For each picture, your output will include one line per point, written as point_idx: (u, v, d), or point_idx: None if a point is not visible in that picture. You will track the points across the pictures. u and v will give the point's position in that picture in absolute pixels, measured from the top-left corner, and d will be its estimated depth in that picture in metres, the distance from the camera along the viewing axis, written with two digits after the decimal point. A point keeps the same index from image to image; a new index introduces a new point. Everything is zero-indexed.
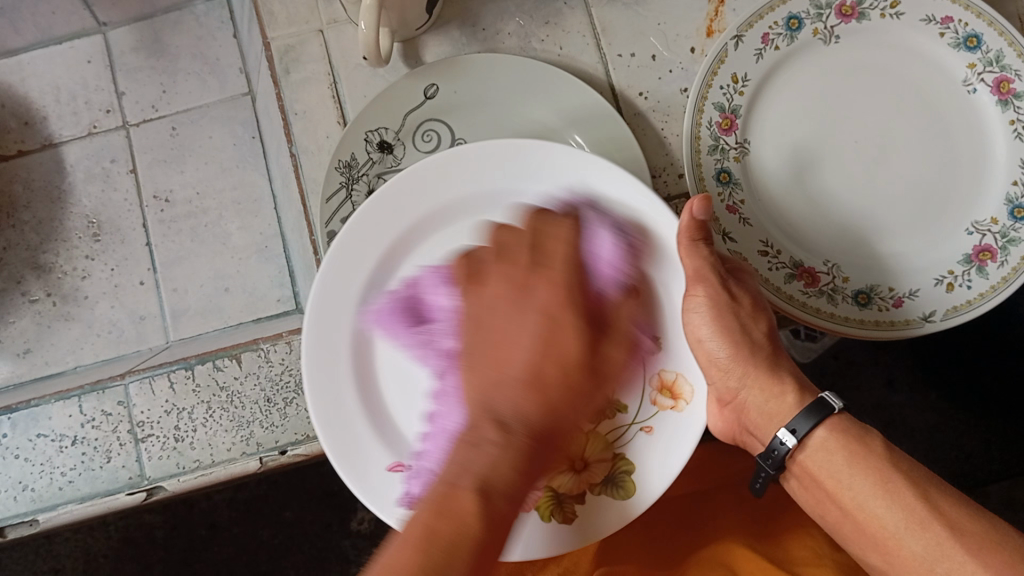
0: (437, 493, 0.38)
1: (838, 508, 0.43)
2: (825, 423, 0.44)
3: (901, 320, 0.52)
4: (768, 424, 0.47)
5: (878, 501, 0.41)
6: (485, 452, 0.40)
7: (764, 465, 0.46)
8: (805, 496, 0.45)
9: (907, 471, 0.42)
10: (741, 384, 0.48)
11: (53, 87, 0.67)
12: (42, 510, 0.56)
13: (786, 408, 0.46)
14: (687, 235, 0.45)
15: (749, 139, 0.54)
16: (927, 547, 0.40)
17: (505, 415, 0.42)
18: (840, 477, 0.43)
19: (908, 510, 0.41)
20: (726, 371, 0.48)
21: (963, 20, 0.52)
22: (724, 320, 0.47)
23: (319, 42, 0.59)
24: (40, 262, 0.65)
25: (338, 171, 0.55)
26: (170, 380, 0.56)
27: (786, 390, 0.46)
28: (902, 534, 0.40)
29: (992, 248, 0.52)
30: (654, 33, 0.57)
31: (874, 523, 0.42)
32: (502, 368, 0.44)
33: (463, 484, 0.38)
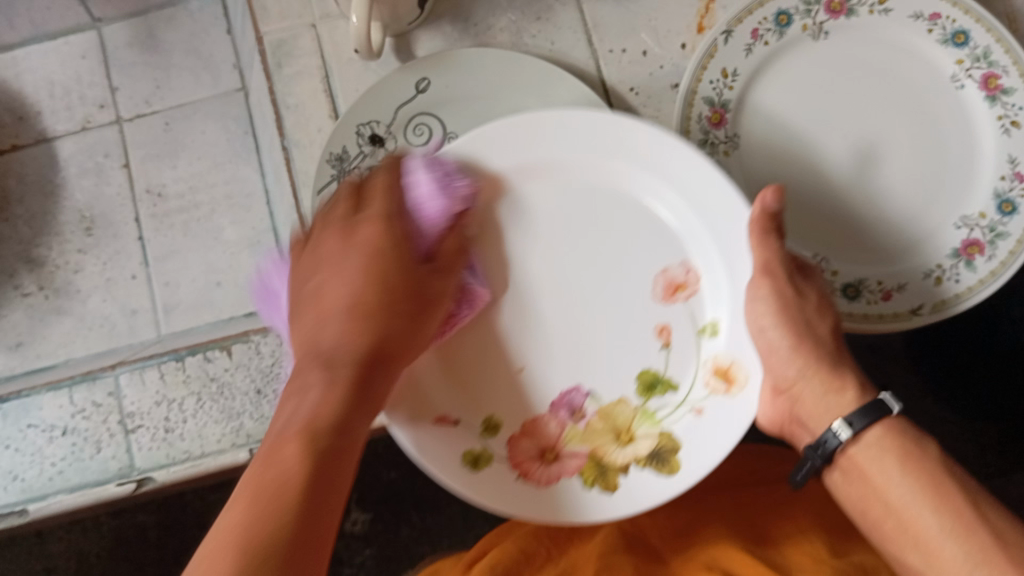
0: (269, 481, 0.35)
1: (879, 504, 0.42)
2: (882, 422, 0.43)
3: (891, 313, 0.53)
4: (820, 418, 0.45)
5: (923, 501, 0.41)
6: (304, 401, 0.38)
7: (811, 455, 0.45)
8: (843, 490, 0.44)
9: (956, 479, 0.41)
10: (801, 373, 0.46)
11: (47, 81, 0.67)
12: (32, 500, 0.56)
13: (846, 404, 0.44)
14: (757, 225, 0.44)
15: (738, 133, 0.54)
16: (969, 554, 0.39)
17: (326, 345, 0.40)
18: (891, 475, 0.42)
19: (955, 515, 0.40)
20: (796, 359, 0.46)
21: (950, 17, 0.53)
22: (788, 312, 0.45)
23: (311, 36, 0.59)
24: (32, 255, 0.65)
25: (329, 164, 0.55)
26: (159, 371, 0.57)
27: (847, 385, 0.45)
28: (942, 537, 0.40)
29: (981, 242, 0.52)
30: (645, 30, 0.58)
31: (917, 525, 0.41)
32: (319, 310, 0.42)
33: (303, 437, 0.36)
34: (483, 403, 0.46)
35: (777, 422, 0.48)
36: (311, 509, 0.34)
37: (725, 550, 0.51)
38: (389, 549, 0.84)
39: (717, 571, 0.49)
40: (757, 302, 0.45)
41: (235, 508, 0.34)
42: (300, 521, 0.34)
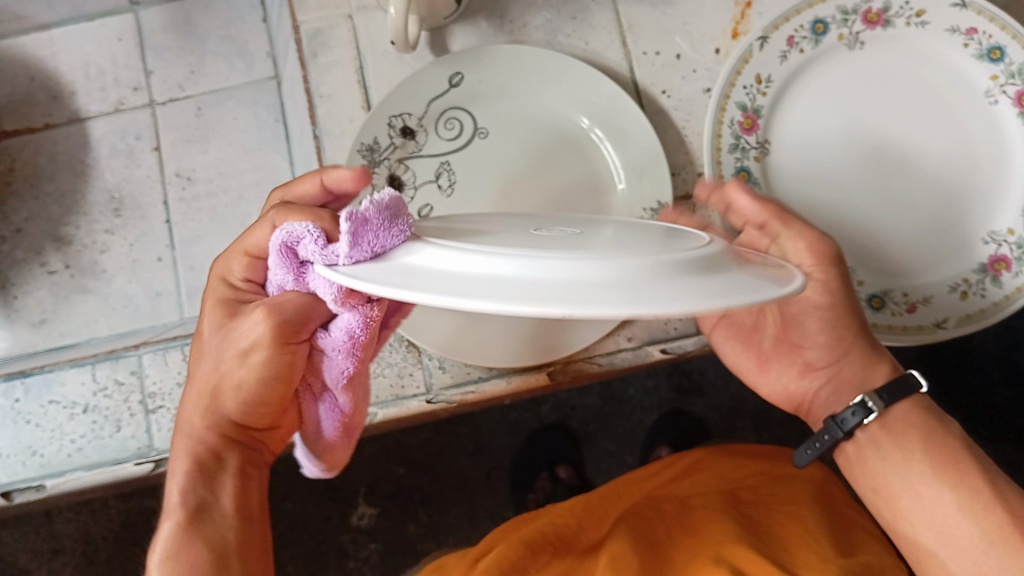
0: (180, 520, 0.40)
1: (896, 480, 0.43)
2: (908, 401, 0.44)
3: (915, 326, 0.52)
4: (846, 396, 0.46)
5: (940, 479, 0.41)
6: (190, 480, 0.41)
7: (832, 428, 0.44)
8: (860, 472, 0.45)
9: (975, 459, 0.42)
10: (845, 352, 0.46)
11: (82, 62, 0.68)
12: (49, 476, 0.55)
13: (880, 378, 0.45)
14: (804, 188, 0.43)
15: (769, 140, 0.55)
16: (986, 531, 0.39)
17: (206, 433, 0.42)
18: (912, 450, 0.42)
19: (973, 493, 0.40)
20: (833, 340, 0.46)
21: (986, 31, 0.52)
22: (839, 294, 0.44)
23: (347, 27, 0.60)
24: (59, 234, 0.65)
25: (359, 154, 0.54)
26: (183, 352, 0.57)
27: (882, 360, 0.46)
28: (957, 513, 0.40)
29: (1008, 258, 0.52)
30: (680, 33, 0.58)
31: (936, 502, 0.41)
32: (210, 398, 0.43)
33: (207, 512, 0.41)
34: None
35: (795, 399, 0.50)
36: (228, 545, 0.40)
37: (731, 545, 0.50)
38: (395, 546, 0.87)
39: (724, 564, 0.48)
40: (799, 279, 0.44)
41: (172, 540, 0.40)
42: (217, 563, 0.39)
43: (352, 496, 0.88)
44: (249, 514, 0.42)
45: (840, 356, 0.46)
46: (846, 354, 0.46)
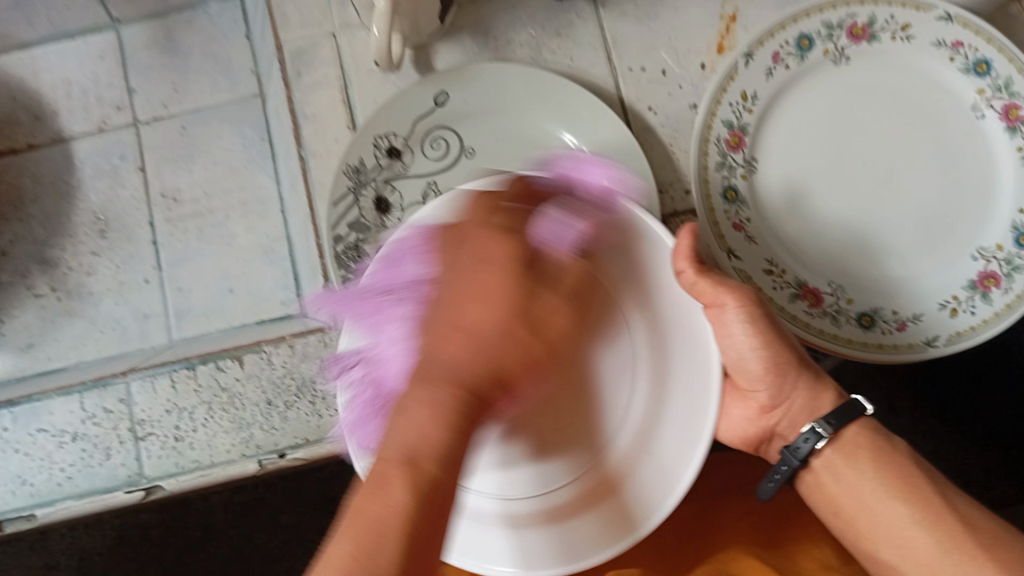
0: (374, 474, 0.35)
1: (851, 502, 0.43)
2: (858, 423, 0.44)
3: (905, 344, 0.52)
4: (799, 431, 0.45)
5: (893, 496, 0.42)
6: (415, 420, 0.36)
7: (787, 457, 0.44)
8: (818, 496, 0.44)
9: (927, 476, 0.42)
10: (791, 390, 0.45)
11: (65, 82, 0.67)
12: (40, 505, 0.56)
13: (825, 405, 0.44)
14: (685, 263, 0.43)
15: (756, 157, 0.54)
16: (941, 542, 0.40)
17: (443, 371, 0.38)
18: (863, 471, 0.42)
19: (927, 505, 0.41)
20: (776, 377, 0.44)
21: (973, 45, 0.53)
22: (766, 330, 0.44)
23: (330, 45, 0.59)
24: (45, 256, 0.65)
25: (346, 176, 0.55)
26: (171, 379, 0.57)
27: (825, 389, 0.45)
28: (913, 527, 0.41)
29: (998, 275, 0.52)
30: (665, 48, 0.58)
31: (889, 517, 0.41)
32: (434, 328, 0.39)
33: (395, 459, 0.35)
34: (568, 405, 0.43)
35: (751, 442, 0.48)
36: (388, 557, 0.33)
37: (736, 554, 0.49)
38: None
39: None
40: (730, 320, 0.44)
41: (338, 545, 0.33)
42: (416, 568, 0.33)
43: None
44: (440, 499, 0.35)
45: (786, 395, 0.45)
46: (791, 391, 0.45)
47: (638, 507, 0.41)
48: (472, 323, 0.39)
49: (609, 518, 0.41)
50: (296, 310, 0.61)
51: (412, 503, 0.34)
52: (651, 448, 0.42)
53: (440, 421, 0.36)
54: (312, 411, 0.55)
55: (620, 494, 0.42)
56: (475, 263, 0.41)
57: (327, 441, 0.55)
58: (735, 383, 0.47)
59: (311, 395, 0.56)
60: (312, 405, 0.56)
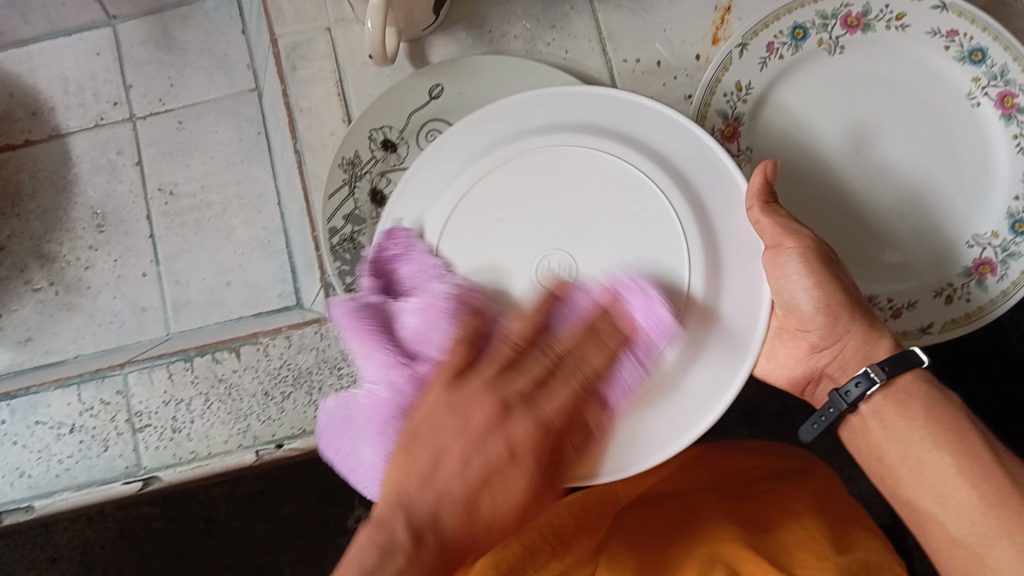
0: (370, 527, 0.35)
1: (896, 449, 0.43)
2: (911, 371, 0.44)
3: (900, 330, 0.53)
4: (849, 372, 0.46)
5: (939, 446, 0.42)
6: (429, 497, 0.36)
7: (836, 400, 0.44)
8: (863, 440, 0.45)
9: (976, 428, 0.42)
10: (845, 329, 0.46)
11: (61, 78, 0.68)
12: (38, 496, 0.56)
13: (881, 351, 0.45)
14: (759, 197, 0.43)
15: (752, 146, 0.54)
16: (983, 496, 0.40)
17: (518, 437, 0.37)
18: (910, 419, 0.43)
19: (972, 459, 0.41)
20: (828, 319, 0.46)
21: (967, 34, 0.52)
22: (822, 272, 0.45)
23: (326, 39, 0.59)
24: (43, 251, 0.65)
25: (340, 169, 0.55)
26: (168, 371, 0.57)
27: (883, 335, 0.45)
28: (958, 479, 0.41)
29: (992, 261, 0.53)
30: (660, 40, 0.58)
31: (933, 466, 0.42)
32: (465, 416, 0.37)
33: (397, 518, 0.35)
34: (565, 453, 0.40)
35: (798, 381, 0.50)
36: None
37: (731, 545, 0.49)
38: None
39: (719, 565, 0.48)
40: (788, 266, 0.44)
41: None
42: None
43: (349, 499, 0.82)
44: None
45: (839, 334, 0.46)
46: (846, 332, 0.46)
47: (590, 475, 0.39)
48: (515, 421, 0.37)
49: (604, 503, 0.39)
50: (294, 303, 0.62)
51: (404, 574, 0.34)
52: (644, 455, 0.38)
53: (442, 508, 0.36)
54: (309, 402, 0.56)
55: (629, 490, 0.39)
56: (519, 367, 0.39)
57: None
58: (784, 322, 0.49)
59: (308, 386, 0.56)
60: (308, 397, 0.56)
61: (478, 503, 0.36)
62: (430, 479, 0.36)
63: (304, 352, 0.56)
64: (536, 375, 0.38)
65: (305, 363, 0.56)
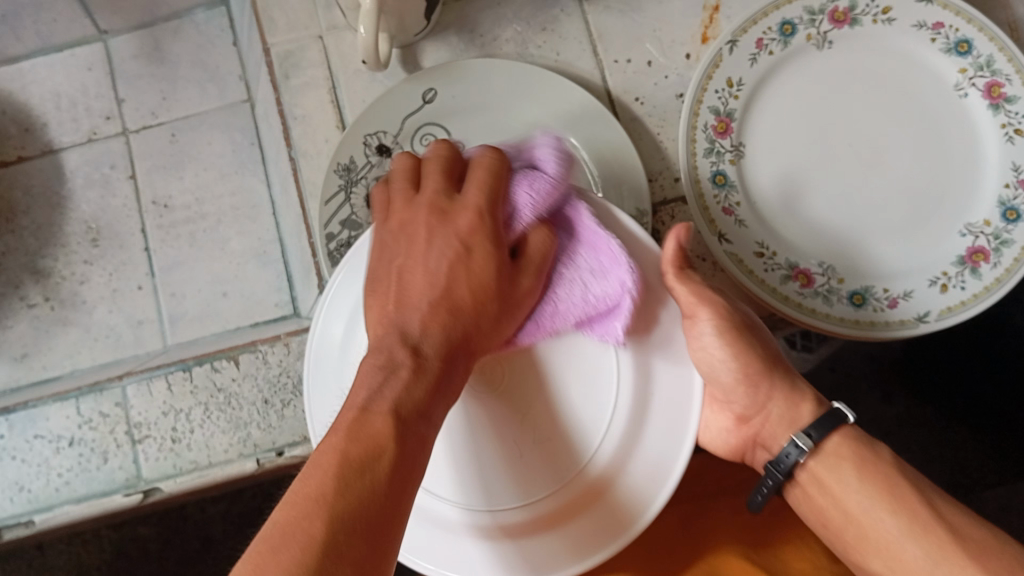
0: (347, 419, 0.34)
1: (839, 514, 0.43)
2: (840, 432, 0.44)
3: (897, 321, 0.52)
4: (778, 438, 0.46)
5: (881, 505, 0.41)
6: (397, 379, 0.35)
7: (772, 472, 0.45)
8: (807, 507, 0.45)
9: (911, 482, 0.42)
10: (767, 396, 0.46)
11: (53, 94, 0.68)
12: (39, 510, 0.56)
13: (802, 417, 0.45)
14: (673, 264, 0.43)
15: (743, 142, 0.55)
16: (929, 551, 0.39)
17: (422, 343, 0.37)
18: (846, 482, 0.42)
19: (912, 515, 0.41)
20: (750, 386, 0.47)
21: (953, 25, 0.53)
22: (741, 342, 0.46)
23: (318, 47, 0.60)
24: (38, 267, 0.65)
25: (336, 174, 0.55)
26: (167, 382, 0.57)
27: (804, 399, 0.46)
28: (904, 538, 0.40)
29: (986, 249, 0.52)
30: (650, 40, 0.58)
31: (875, 529, 0.41)
32: (407, 297, 0.39)
33: (376, 409, 0.34)
34: (613, 526, 0.40)
35: (737, 450, 0.50)
36: (377, 471, 0.32)
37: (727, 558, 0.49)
38: None
39: None
40: (703, 333, 0.45)
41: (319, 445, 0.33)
42: (358, 495, 0.31)
43: None
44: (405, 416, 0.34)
45: (763, 403, 0.47)
46: (769, 398, 0.46)
47: (626, 510, 0.40)
48: (461, 292, 0.38)
49: (591, 528, 0.41)
50: (291, 311, 0.61)
51: (387, 444, 0.32)
52: (631, 462, 0.41)
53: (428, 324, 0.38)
54: None
55: (608, 497, 0.41)
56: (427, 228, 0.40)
57: None
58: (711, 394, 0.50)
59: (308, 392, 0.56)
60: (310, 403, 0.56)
61: (444, 385, 0.36)
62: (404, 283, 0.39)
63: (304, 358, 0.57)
64: (458, 238, 0.39)
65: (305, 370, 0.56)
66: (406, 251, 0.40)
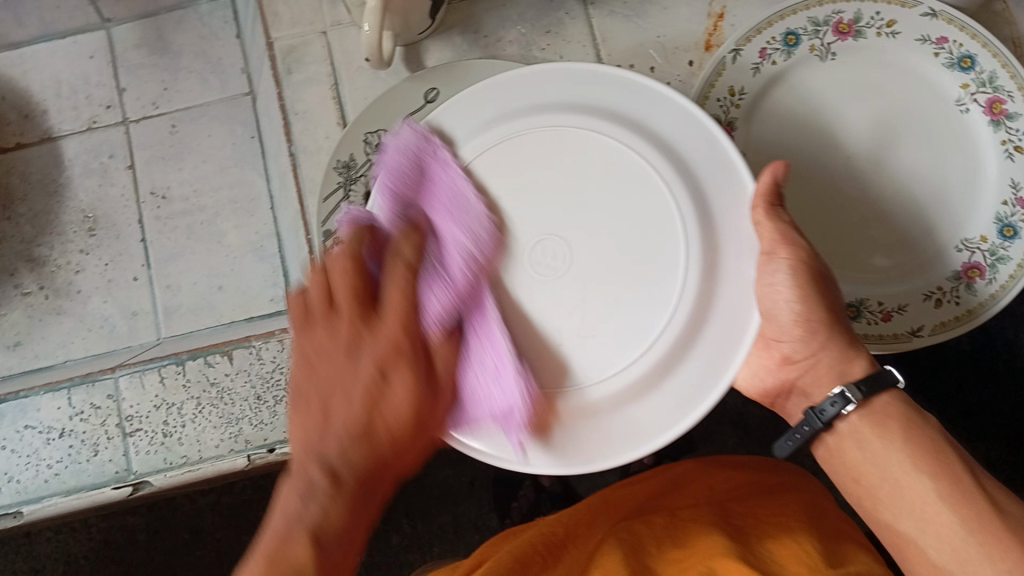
0: (269, 547, 0.39)
1: (874, 470, 0.43)
2: (887, 392, 0.44)
3: (891, 334, 0.53)
4: (821, 387, 0.45)
5: (919, 467, 0.42)
6: (315, 504, 0.39)
7: (810, 419, 0.44)
8: (836, 461, 0.45)
9: (954, 452, 0.42)
10: (821, 345, 0.45)
11: (54, 81, 0.68)
12: (26, 502, 0.56)
13: (854, 373, 0.44)
14: (764, 198, 0.41)
15: (744, 152, 0.55)
16: (966, 519, 0.40)
17: (337, 462, 0.39)
18: (888, 441, 0.43)
19: (951, 481, 0.41)
20: (806, 333, 0.45)
21: (957, 40, 0.53)
22: (809, 287, 0.44)
23: (321, 44, 0.60)
24: (33, 254, 0.65)
25: (335, 171, 0.55)
26: (159, 375, 0.57)
27: (858, 356, 0.45)
28: (939, 503, 0.41)
29: (981, 265, 0.53)
30: (653, 46, 0.58)
31: (914, 491, 0.42)
32: (332, 424, 0.40)
33: (298, 531, 0.39)
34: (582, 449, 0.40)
35: (771, 390, 0.49)
36: None
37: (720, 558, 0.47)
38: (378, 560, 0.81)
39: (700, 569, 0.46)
40: (775, 275, 0.43)
41: (261, 550, 0.38)
42: None
43: None
44: (338, 475, 0.39)
45: (814, 349, 0.45)
46: (823, 348, 0.45)
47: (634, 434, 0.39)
48: (381, 427, 0.39)
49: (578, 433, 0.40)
50: (286, 307, 0.61)
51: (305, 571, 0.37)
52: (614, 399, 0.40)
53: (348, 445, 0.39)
54: None
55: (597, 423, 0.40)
56: (325, 338, 0.41)
57: None
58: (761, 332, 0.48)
59: None
60: None
61: (362, 500, 0.40)
62: (329, 418, 0.40)
63: None
64: (386, 341, 0.39)
65: None
66: (320, 369, 0.41)
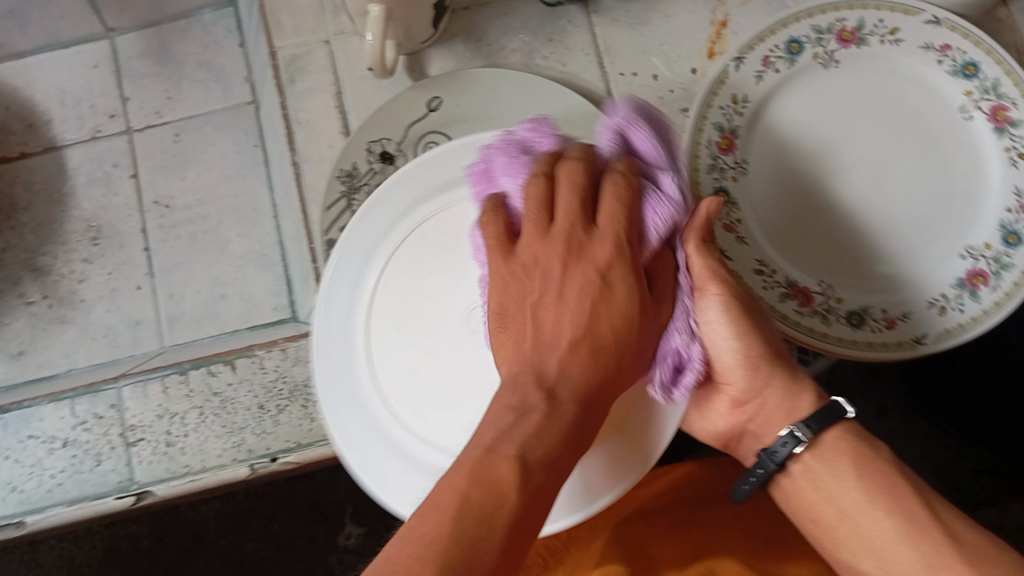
0: (471, 459, 0.34)
1: (829, 508, 0.42)
2: (836, 426, 0.43)
3: (894, 342, 0.52)
4: (773, 429, 0.45)
5: (876, 503, 0.41)
6: (524, 424, 0.35)
7: (765, 461, 0.44)
8: (794, 502, 0.44)
9: (911, 484, 0.41)
10: (765, 383, 0.45)
11: (58, 91, 0.68)
12: (31, 511, 0.56)
13: (803, 409, 0.44)
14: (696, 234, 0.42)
15: (746, 159, 0.55)
16: (923, 552, 0.39)
17: (552, 377, 0.36)
18: (843, 479, 0.42)
19: (908, 515, 0.40)
20: (748, 371, 0.45)
21: (960, 48, 0.53)
22: (746, 324, 0.44)
23: (324, 53, 0.60)
24: (37, 263, 0.65)
25: (339, 181, 0.55)
26: (162, 385, 0.57)
27: (805, 389, 0.45)
28: (896, 538, 0.40)
29: (986, 273, 0.52)
30: (656, 54, 0.58)
31: (870, 527, 0.41)
32: (542, 339, 0.37)
33: (501, 451, 0.34)
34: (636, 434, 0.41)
35: (725, 435, 0.48)
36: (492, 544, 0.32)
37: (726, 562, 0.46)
38: None
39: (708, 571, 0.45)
40: (710, 313, 0.44)
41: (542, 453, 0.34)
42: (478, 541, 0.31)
43: (339, 516, 0.81)
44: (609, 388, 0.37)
45: (760, 387, 0.45)
46: (768, 385, 0.45)
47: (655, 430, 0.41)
48: (573, 328, 0.37)
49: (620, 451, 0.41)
50: (289, 315, 0.61)
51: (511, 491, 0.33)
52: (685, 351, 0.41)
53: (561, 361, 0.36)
54: (304, 415, 0.55)
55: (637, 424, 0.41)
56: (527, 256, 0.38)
57: (319, 445, 0.55)
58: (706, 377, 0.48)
59: (303, 399, 0.56)
60: (304, 409, 0.56)
61: (578, 436, 0.36)
62: (536, 335, 0.37)
63: (300, 364, 0.56)
64: (588, 271, 0.37)
65: (301, 376, 0.56)
66: (525, 292, 0.38)
